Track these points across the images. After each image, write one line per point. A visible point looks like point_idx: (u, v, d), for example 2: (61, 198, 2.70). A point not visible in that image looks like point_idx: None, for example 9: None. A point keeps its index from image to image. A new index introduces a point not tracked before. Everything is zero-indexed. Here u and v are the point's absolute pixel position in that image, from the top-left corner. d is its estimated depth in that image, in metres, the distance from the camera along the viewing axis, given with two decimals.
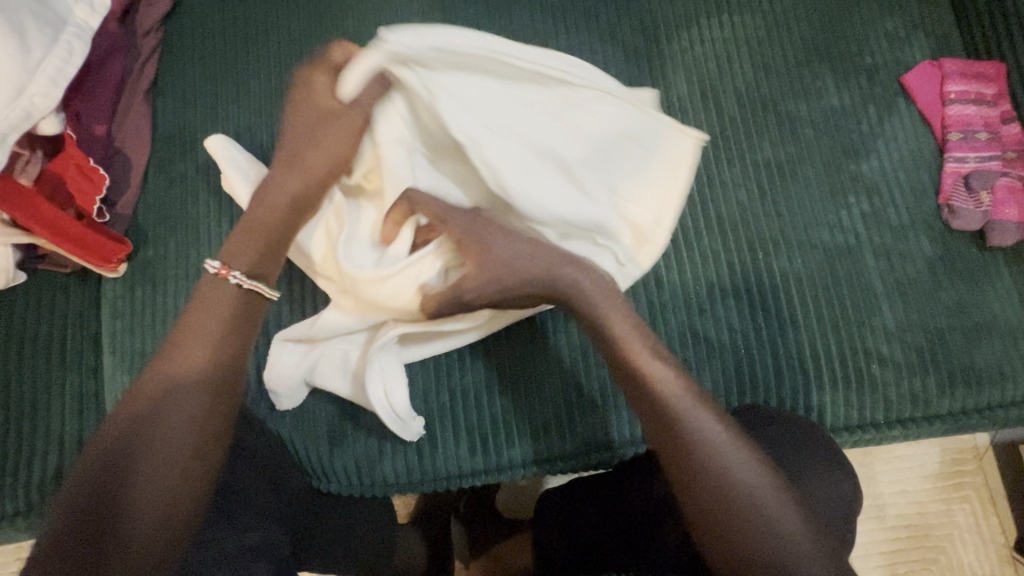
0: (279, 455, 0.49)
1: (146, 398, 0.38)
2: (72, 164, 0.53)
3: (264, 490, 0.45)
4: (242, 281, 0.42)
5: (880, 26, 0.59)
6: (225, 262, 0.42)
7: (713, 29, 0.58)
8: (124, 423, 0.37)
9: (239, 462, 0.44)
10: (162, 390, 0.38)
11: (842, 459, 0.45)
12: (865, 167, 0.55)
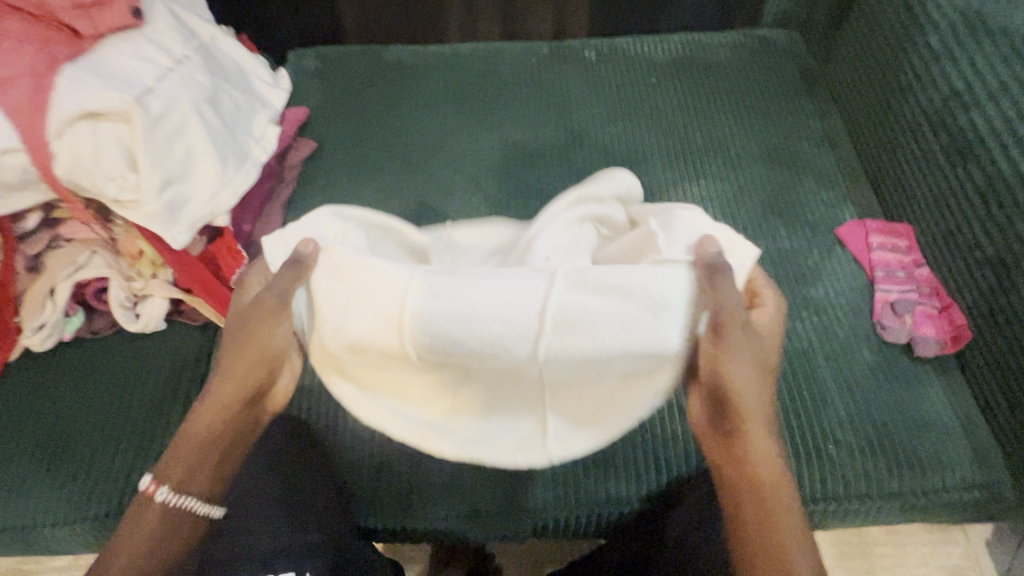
0: (331, 479, 0.62)
1: (232, 379, 0.50)
2: (225, 246, 0.73)
3: (278, 505, 0.56)
4: (167, 500, 0.47)
5: (817, 194, 0.80)
6: (155, 481, 0.48)
7: (693, 191, 0.81)
8: (213, 396, 0.50)
9: (263, 480, 0.58)
10: (242, 377, 0.50)
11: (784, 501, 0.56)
12: (814, 292, 0.72)
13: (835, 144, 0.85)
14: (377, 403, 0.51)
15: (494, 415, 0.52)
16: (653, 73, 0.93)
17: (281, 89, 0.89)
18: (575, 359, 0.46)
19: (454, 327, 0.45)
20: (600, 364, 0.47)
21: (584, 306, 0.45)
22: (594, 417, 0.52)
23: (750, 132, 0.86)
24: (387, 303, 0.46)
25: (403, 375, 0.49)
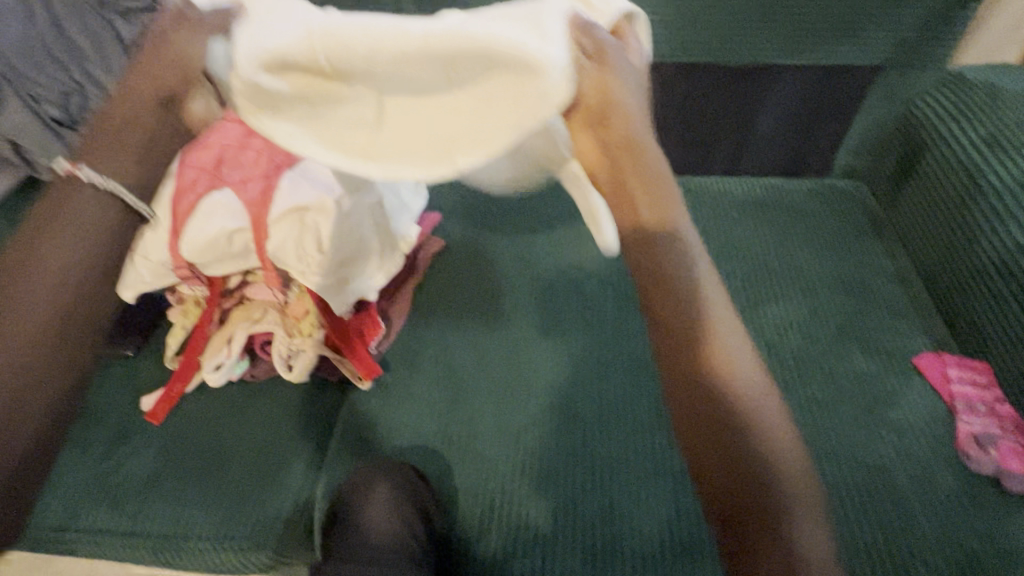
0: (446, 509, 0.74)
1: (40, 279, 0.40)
2: (369, 316, 0.89)
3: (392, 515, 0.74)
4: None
5: (893, 324, 0.87)
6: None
7: (773, 310, 0.91)
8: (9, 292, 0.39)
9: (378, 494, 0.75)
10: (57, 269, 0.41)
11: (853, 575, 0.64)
12: (893, 414, 0.77)
13: (907, 281, 0.94)
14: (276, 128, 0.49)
15: (385, 143, 0.49)
16: (733, 207, 1.08)
17: (422, 194, 1.10)
18: (400, 67, 0.45)
19: (359, 32, 0.44)
20: (488, 62, 0.44)
21: (470, 33, 0.43)
22: (449, 150, 0.48)
23: (825, 262, 0.97)
24: (300, 39, 0.45)
25: (304, 96, 0.48)
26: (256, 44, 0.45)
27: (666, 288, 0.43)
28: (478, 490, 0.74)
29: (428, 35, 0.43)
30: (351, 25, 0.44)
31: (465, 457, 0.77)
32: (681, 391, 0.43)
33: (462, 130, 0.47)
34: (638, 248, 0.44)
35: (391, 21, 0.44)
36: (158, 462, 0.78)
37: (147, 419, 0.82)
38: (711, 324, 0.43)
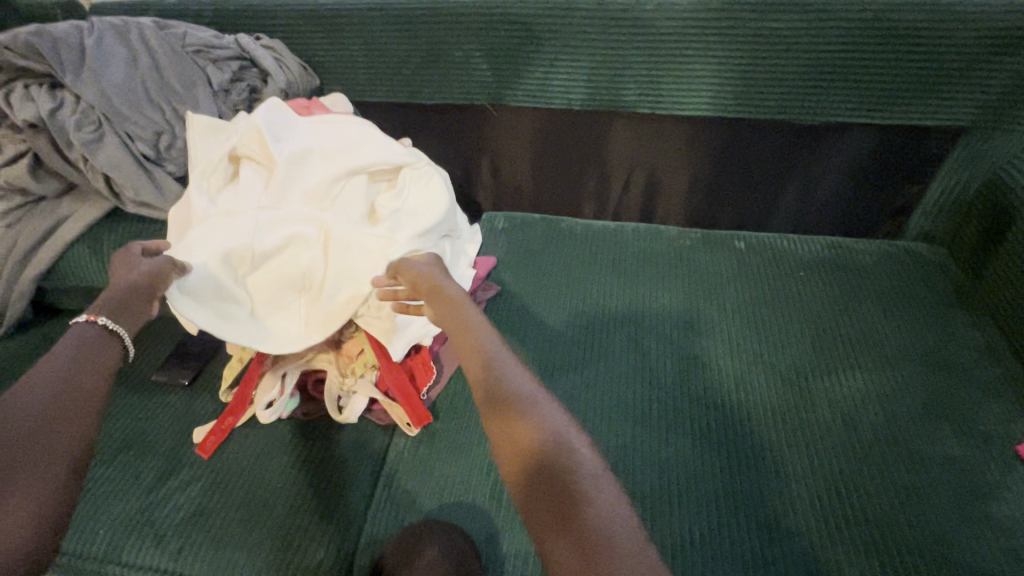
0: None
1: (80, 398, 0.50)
2: (422, 360, 0.87)
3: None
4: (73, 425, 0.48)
5: (987, 405, 0.80)
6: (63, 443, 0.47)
7: (847, 379, 0.85)
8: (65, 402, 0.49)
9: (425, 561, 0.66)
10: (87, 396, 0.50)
11: None
12: (995, 509, 0.69)
13: (999, 357, 0.86)
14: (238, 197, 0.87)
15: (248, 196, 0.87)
16: (798, 266, 1.03)
17: (476, 239, 1.10)
18: (292, 157, 0.89)
19: (261, 144, 0.89)
20: (268, 155, 0.89)
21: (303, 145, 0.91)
22: (319, 203, 0.88)
23: (903, 329, 0.91)
24: (266, 158, 0.90)
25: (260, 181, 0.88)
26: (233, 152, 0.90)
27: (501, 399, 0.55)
28: (527, 556, 0.70)
29: (255, 128, 0.89)
30: (269, 124, 0.91)
31: (514, 519, 0.73)
32: (501, 449, 0.52)
33: (282, 182, 0.87)
34: (465, 356, 0.60)
35: (236, 130, 0.92)
36: (204, 497, 0.77)
37: (197, 451, 0.82)
38: (528, 405, 0.54)
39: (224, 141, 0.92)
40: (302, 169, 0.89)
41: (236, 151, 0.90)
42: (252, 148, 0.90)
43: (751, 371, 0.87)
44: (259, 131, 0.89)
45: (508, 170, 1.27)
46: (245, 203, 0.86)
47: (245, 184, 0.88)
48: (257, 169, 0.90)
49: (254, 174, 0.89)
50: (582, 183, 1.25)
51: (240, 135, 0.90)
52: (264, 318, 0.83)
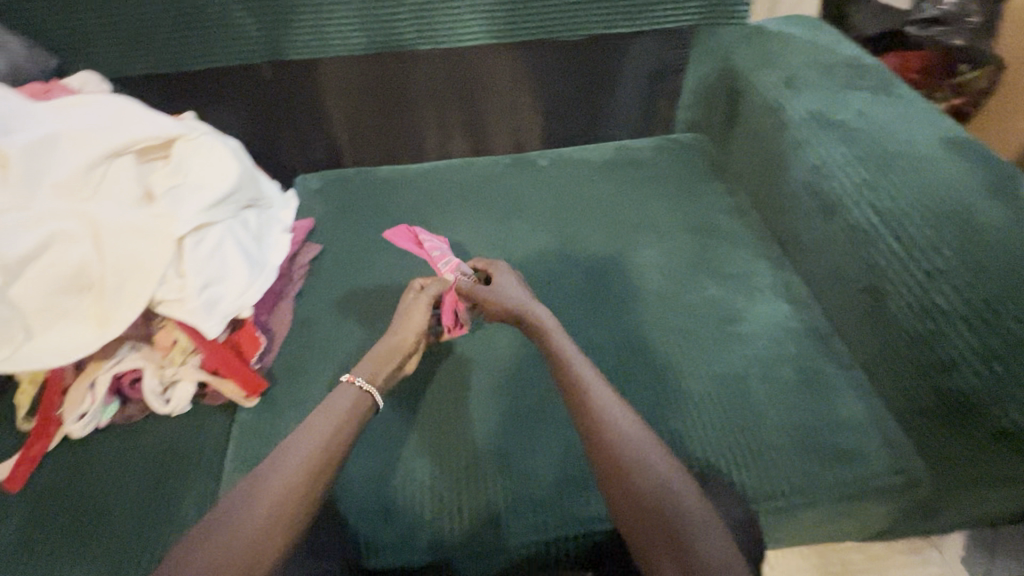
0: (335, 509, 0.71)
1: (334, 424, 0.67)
2: (248, 333, 0.86)
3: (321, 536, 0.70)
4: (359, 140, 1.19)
5: (737, 252, 0.98)
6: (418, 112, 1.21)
7: (637, 257, 0.99)
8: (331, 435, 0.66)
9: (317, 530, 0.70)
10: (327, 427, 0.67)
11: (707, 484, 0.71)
12: (742, 327, 0.87)
13: (744, 213, 1.06)
14: (49, 208, 0.76)
15: (59, 204, 0.77)
16: (593, 171, 1.16)
17: (290, 206, 1.08)
18: (130, 167, 0.83)
19: (88, 146, 0.81)
20: (99, 156, 0.80)
21: (125, 140, 0.83)
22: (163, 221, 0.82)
23: (677, 208, 1.07)
24: (85, 153, 0.80)
25: (79, 186, 0.79)
26: (43, 173, 0.78)
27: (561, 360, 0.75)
28: (380, 479, 0.75)
29: (80, 136, 0.82)
30: (82, 121, 0.84)
31: (363, 452, 0.78)
32: (573, 398, 0.71)
33: (110, 188, 0.81)
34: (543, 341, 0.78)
35: (47, 123, 0.82)
36: (26, 528, 0.72)
37: (5, 487, 0.75)
38: (569, 372, 0.73)
39: (30, 129, 0.80)
40: (130, 170, 0.83)
41: (47, 161, 0.79)
42: (66, 152, 0.80)
43: (562, 269, 0.98)
44: (92, 135, 0.82)
45: (310, 131, 1.22)
46: (69, 211, 0.76)
47: (50, 190, 0.77)
48: (99, 169, 0.81)
49: (65, 183, 0.78)
50: (391, 130, 1.24)
51: (69, 141, 0.81)
52: (46, 331, 0.75)
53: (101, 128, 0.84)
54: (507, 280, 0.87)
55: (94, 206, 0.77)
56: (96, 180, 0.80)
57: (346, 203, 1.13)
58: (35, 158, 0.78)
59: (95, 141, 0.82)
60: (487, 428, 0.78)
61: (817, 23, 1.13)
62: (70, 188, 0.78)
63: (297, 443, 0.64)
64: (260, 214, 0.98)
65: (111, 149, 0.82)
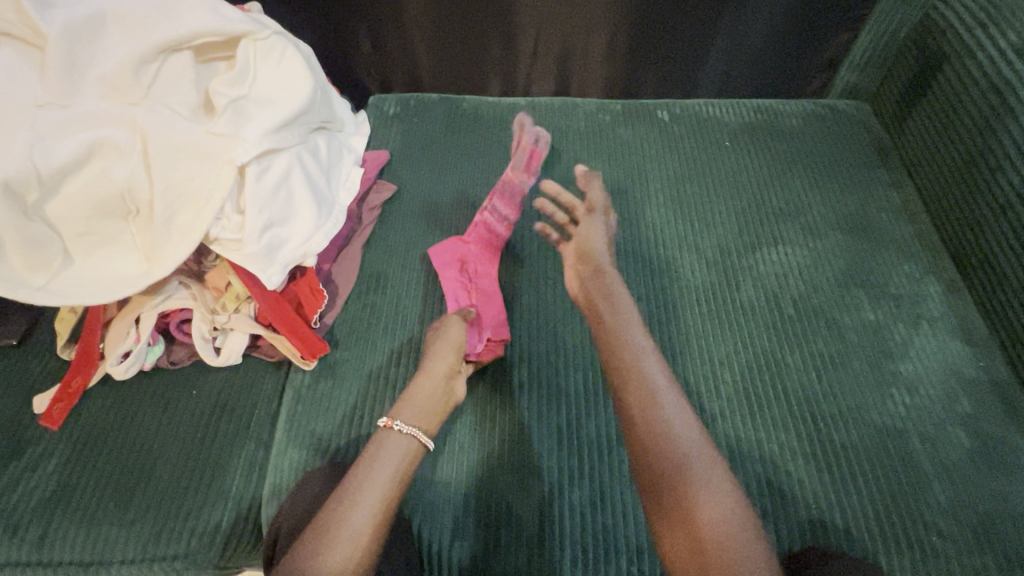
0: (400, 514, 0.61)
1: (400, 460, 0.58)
2: (308, 286, 0.73)
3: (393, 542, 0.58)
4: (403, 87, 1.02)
5: (901, 268, 0.79)
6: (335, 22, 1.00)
7: (772, 256, 0.81)
8: (398, 470, 0.57)
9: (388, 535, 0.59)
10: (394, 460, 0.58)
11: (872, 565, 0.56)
12: (903, 367, 0.70)
13: (914, 216, 0.85)
14: (91, 109, 0.62)
15: (104, 106, 0.63)
16: (725, 135, 0.95)
17: (362, 132, 0.91)
18: (187, 66, 0.68)
19: (141, 36, 0.66)
20: (152, 48, 0.65)
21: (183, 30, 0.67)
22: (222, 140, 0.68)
23: (826, 198, 0.87)
24: (136, 43, 0.65)
25: (127, 85, 0.64)
26: (87, 64, 0.64)
27: (622, 348, 0.62)
28: (453, 484, 0.65)
29: (132, 22, 0.66)
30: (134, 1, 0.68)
31: (435, 447, 0.67)
32: (631, 391, 0.58)
33: (164, 91, 0.66)
34: (602, 323, 0.65)
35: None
36: (65, 474, 0.65)
37: (42, 423, 0.68)
38: (632, 361, 0.60)
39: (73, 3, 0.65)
40: (187, 71, 0.68)
41: (92, 49, 0.64)
42: (114, 40, 0.66)
43: (678, 257, 0.82)
44: (146, 23, 0.67)
45: (393, 41, 1.03)
46: (116, 116, 0.63)
47: (94, 86, 0.63)
48: (152, 66, 0.66)
49: (112, 80, 0.64)
50: (486, 52, 1.04)
51: (120, 28, 0.66)
52: (86, 257, 0.64)
53: (157, 12, 0.68)
54: (603, 240, 0.77)
55: (144, 114, 0.63)
56: (147, 78, 0.65)
57: (427, 138, 0.96)
58: (77, 42, 0.63)
59: (149, 30, 0.66)
60: (581, 444, 0.67)
61: None
62: (117, 87, 0.64)
63: (365, 471, 0.56)
64: (331, 141, 0.83)
65: (166, 40, 0.66)
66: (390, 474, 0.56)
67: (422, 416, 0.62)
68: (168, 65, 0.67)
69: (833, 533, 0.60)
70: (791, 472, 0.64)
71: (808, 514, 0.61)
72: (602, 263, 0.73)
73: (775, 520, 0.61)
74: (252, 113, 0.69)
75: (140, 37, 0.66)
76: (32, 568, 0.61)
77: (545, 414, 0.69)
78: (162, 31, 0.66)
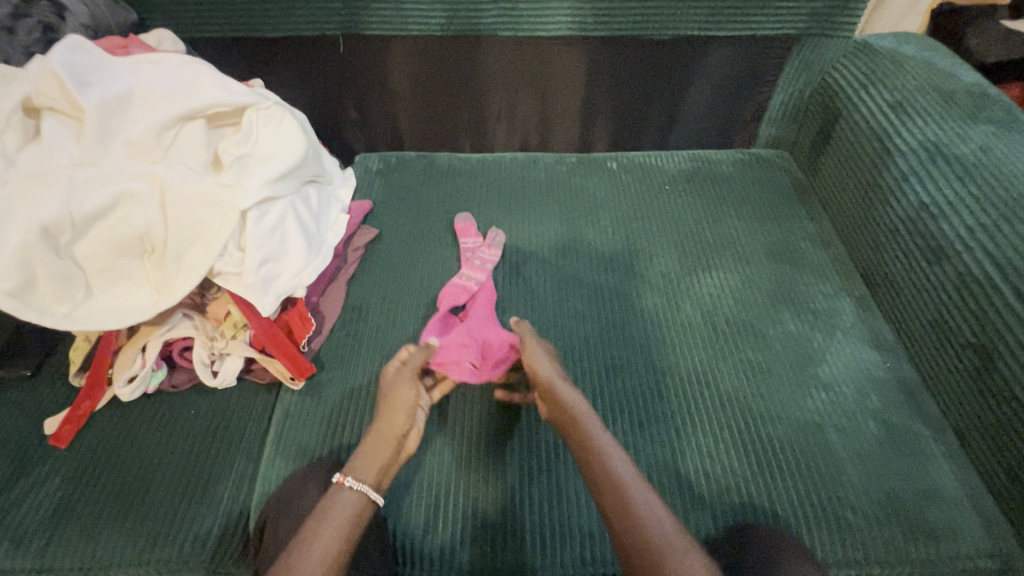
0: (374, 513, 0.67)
1: (358, 505, 0.62)
2: (298, 313, 0.83)
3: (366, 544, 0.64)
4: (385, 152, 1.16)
5: (818, 287, 0.91)
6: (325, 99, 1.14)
7: (708, 279, 0.93)
8: (353, 515, 0.60)
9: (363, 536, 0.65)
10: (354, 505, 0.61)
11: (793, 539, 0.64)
12: (820, 370, 0.80)
13: (829, 244, 0.98)
14: (118, 166, 0.74)
15: (129, 164, 0.75)
16: (666, 181, 1.10)
17: (348, 184, 1.04)
18: (199, 131, 0.81)
19: (163, 107, 0.79)
20: (172, 118, 0.78)
21: (198, 101, 0.81)
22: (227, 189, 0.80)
23: (754, 230, 1.00)
24: (159, 113, 0.78)
25: (150, 148, 0.77)
26: (116, 131, 0.76)
27: (593, 452, 0.64)
28: (424, 483, 0.71)
29: (156, 97, 0.80)
30: (158, 82, 0.82)
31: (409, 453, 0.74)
32: (611, 513, 0.59)
33: (180, 152, 0.79)
34: (571, 430, 0.67)
35: (123, 79, 0.80)
36: (68, 488, 0.71)
37: (51, 443, 0.75)
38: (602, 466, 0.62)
39: (107, 83, 0.79)
40: (200, 135, 0.81)
41: (122, 120, 0.77)
42: (140, 111, 0.79)
43: (626, 284, 0.93)
44: (168, 98, 0.80)
45: (378, 109, 1.19)
46: (138, 171, 0.75)
47: (121, 148, 0.76)
48: (171, 132, 0.79)
49: (136, 143, 0.77)
50: (458, 117, 1.20)
51: (146, 102, 0.80)
52: (104, 290, 0.74)
53: (177, 89, 0.82)
54: (545, 363, 0.74)
55: (164, 169, 0.76)
56: (167, 142, 0.78)
57: (407, 189, 1.09)
58: (110, 114, 0.76)
59: (170, 103, 0.80)
60: (541, 444, 0.74)
61: (933, 45, 1.03)
62: (142, 149, 0.77)
63: (321, 517, 0.59)
64: (321, 191, 0.95)
65: (184, 110, 0.79)
66: (345, 521, 0.59)
67: (373, 472, 0.65)
68: (184, 130, 0.80)
69: (761, 515, 0.67)
70: (724, 463, 0.72)
71: (741, 499, 0.69)
72: (550, 377, 0.72)
73: (712, 505, 0.69)
74: (254, 168, 0.82)
75: (162, 108, 0.79)
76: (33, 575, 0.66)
77: (508, 420, 0.76)
78: (180, 103, 0.80)
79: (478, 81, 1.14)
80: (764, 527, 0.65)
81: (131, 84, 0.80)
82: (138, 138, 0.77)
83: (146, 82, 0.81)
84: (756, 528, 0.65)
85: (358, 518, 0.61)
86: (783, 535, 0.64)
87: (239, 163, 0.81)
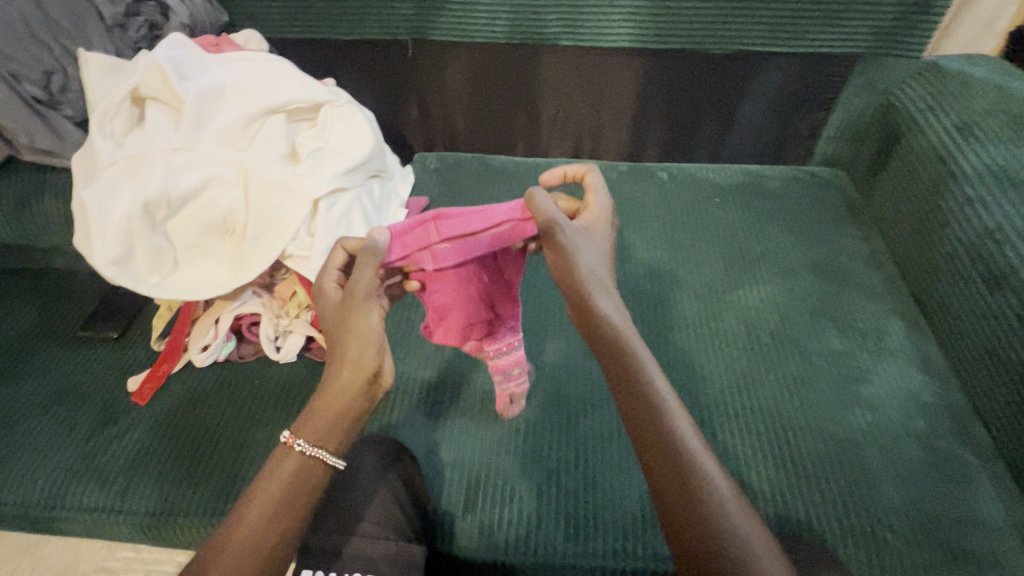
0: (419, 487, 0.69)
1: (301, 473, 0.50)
2: None
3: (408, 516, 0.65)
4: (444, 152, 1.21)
5: (868, 307, 0.90)
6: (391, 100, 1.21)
7: (754, 292, 0.93)
8: (294, 488, 0.49)
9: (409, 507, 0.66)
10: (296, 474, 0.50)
11: (829, 553, 0.63)
12: (864, 390, 0.80)
13: (881, 264, 0.97)
14: (208, 152, 0.81)
15: (217, 151, 0.82)
16: (715, 193, 1.11)
17: (406, 180, 1.10)
18: (279, 123, 0.87)
19: (250, 100, 0.87)
20: (257, 111, 0.86)
21: (281, 97, 0.88)
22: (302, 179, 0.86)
23: (803, 247, 1.00)
24: (247, 107, 0.86)
25: (236, 137, 0.84)
26: (208, 121, 0.84)
27: (636, 391, 0.48)
28: (464, 467, 0.74)
29: (244, 91, 0.88)
30: (246, 78, 0.89)
31: (450, 434, 0.77)
32: (667, 482, 0.46)
33: (261, 143, 0.86)
34: (611, 353, 0.50)
35: (217, 74, 0.88)
36: (145, 438, 0.78)
37: (132, 398, 0.82)
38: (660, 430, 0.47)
39: (203, 76, 0.87)
40: (280, 127, 0.87)
41: (214, 111, 0.85)
42: (230, 103, 0.87)
43: (669, 291, 0.95)
44: (255, 92, 0.88)
45: (437, 110, 1.24)
46: (225, 157, 0.82)
47: (211, 136, 0.83)
48: (255, 123, 0.86)
49: (224, 132, 0.84)
50: (513, 122, 1.24)
51: (235, 95, 0.87)
52: (188, 264, 0.81)
53: (263, 85, 0.89)
54: (583, 249, 0.54)
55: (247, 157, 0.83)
56: (252, 133, 0.86)
57: (461, 188, 1.14)
58: (204, 105, 0.84)
59: (256, 97, 0.87)
60: (578, 437, 0.76)
61: (1006, 68, 1.00)
62: (229, 138, 0.84)
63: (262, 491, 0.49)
64: (382, 185, 1.01)
65: (268, 104, 0.86)
66: (287, 495, 0.49)
67: (329, 431, 0.50)
68: (267, 122, 0.87)
69: (795, 526, 0.68)
70: (760, 472, 0.73)
71: (775, 508, 0.69)
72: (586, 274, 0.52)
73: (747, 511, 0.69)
74: (327, 160, 0.88)
75: (250, 102, 0.86)
76: (109, 514, 0.72)
77: (547, 412, 0.79)
78: (265, 98, 0.87)
79: (535, 88, 1.18)
80: (799, 537, 0.65)
81: (224, 79, 0.88)
82: (226, 127, 0.84)
83: (236, 77, 0.89)
84: (789, 538, 0.65)
85: (310, 492, 0.50)
86: (818, 547, 0.64)
87: (313, 155, 0.87)
